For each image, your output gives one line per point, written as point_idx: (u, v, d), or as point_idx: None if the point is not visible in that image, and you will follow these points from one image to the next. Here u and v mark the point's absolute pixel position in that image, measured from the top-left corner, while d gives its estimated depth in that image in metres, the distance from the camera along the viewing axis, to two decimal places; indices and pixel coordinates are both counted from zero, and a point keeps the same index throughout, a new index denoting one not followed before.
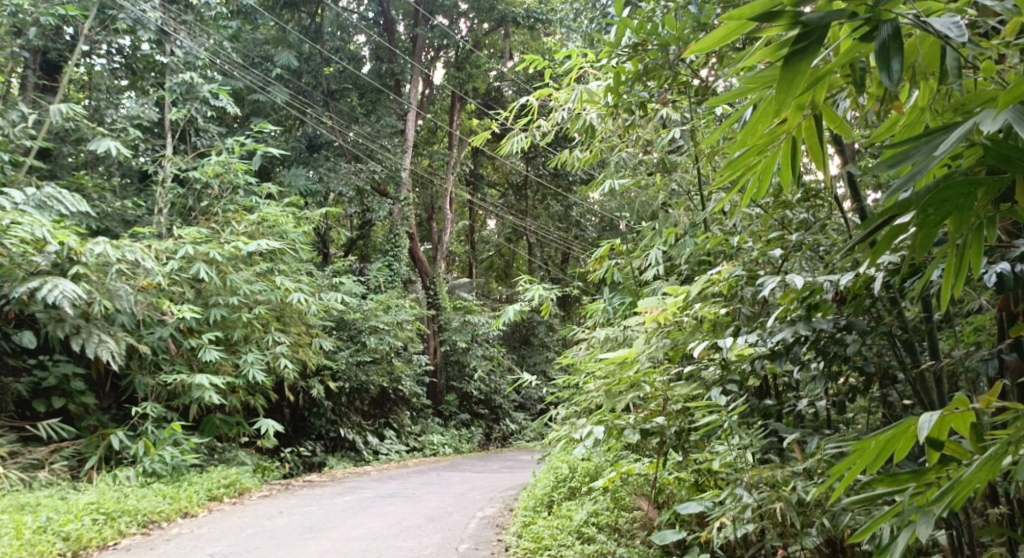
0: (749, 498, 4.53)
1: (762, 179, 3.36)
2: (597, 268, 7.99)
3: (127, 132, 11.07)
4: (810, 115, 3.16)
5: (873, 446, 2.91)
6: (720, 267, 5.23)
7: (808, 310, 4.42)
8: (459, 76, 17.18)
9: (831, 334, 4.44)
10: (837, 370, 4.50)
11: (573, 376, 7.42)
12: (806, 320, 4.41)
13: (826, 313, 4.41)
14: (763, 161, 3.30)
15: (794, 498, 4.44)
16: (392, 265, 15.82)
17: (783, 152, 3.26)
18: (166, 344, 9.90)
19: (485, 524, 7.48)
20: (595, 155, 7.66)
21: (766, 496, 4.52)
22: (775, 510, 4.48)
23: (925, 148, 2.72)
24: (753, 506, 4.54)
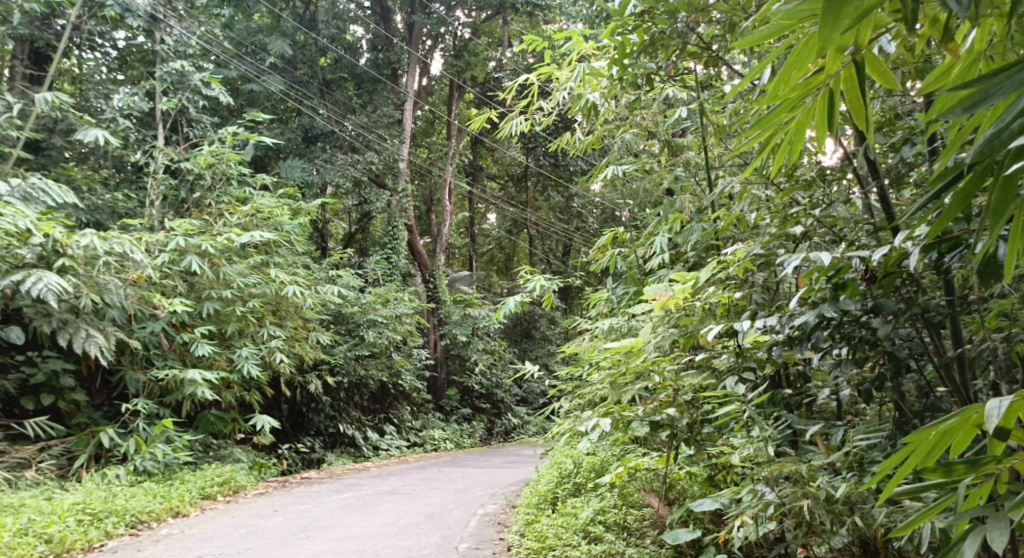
0: (771, 495, 4.31)
1: (795, 141, 3.20)
2: (600, 258, 7.69)
3: (116, 122, 10.78)
4: (851, 61, 3.05)
5: (931, 436, 2.80)
6: (737, 247, 4.95)
7: (835, 290, 4.17)
8: (457, 64, 16.99)
9: (856, 317, 4.21)
10: (864, 355, 4.25)
11: (575, 368, 7.16)
12: (833, 300, 4.14)
13: (853, 294, 4.15)
14: (797, 119, 3.16)
15: (822, 495, 4.23)
16: (391, 258, 15.62)
17: (819, 106, 3.12)
18: (157, 338, 9.65)
19: (486, 522, 7.22)
20: (598, 139, 7.38)
21: (789, 493, 4.28)
22: (801, 506, 4.24)
23: (1007, 85, 2.66)
24: (775, 503, 4.30)
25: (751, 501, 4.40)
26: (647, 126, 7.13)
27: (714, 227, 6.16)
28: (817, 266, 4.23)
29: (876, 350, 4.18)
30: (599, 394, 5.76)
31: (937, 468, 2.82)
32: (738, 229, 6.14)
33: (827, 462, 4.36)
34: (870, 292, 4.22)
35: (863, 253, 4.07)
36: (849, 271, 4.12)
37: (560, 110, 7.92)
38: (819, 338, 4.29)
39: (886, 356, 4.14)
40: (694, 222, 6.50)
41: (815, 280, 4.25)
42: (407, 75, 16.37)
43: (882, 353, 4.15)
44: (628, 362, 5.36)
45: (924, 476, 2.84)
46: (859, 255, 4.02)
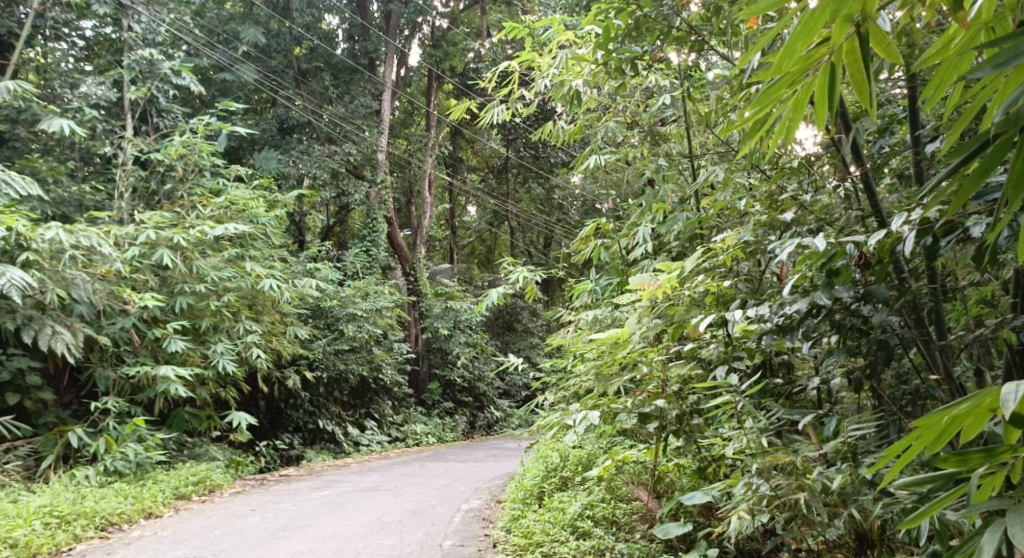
0: (766, 487, 4.09)
1: (792, 121, 3.01)
2: (583, 248, 7.47)
3: (83, 112, 10.46)
4: (855, 32, 2.90)
5: (944, 422, 2.62)
6: (727, 233, 4.78)
7: (828, 276, 4.00)
8: (435, 53, 16.60)
9: (848, 305, 4.04)
10: (856, 344, 4.06)
11: (560, 359, 6.97)
12: (826, 287, 3.98)
13: (847, 280, 3.99)
14: (795, 95, 2.96)
15: (819, 486, 4.06)
16: (370, 251, 15.38)
17: (820, 82, 2.94)
18: (128, 335, 9.38)
19: (470, 518, 7.03)
20: (580, 127, 7.18)
21: (784, 485, 4.09)
22: (796, 499, 4.05)
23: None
24: (770, 495, 4.12)
25: (745, 495, 4.19)
26: (630, 109, 6.93)
27: (700, 213, 5.98)
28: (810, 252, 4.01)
29: (869, 339, 3.97)
30: (585, 385, 5.57)
31: (950, 456, 2.68)
32: (725, 215, 5.96)
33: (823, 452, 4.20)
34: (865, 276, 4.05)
35: (859, 238, 3.87)
36: (842, 258, 3.89)
37: (540, 95, 7.72)
38: (809, 327, 4.10)
39: (878, 344, 3.94)
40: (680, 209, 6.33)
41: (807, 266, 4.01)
42: (384, 65, 16.11)
43: (874, 342, 3.95)
44: (613, 351, 5.19)
45: (936, 464, 2.68)
46: (856, 238, 3.81)
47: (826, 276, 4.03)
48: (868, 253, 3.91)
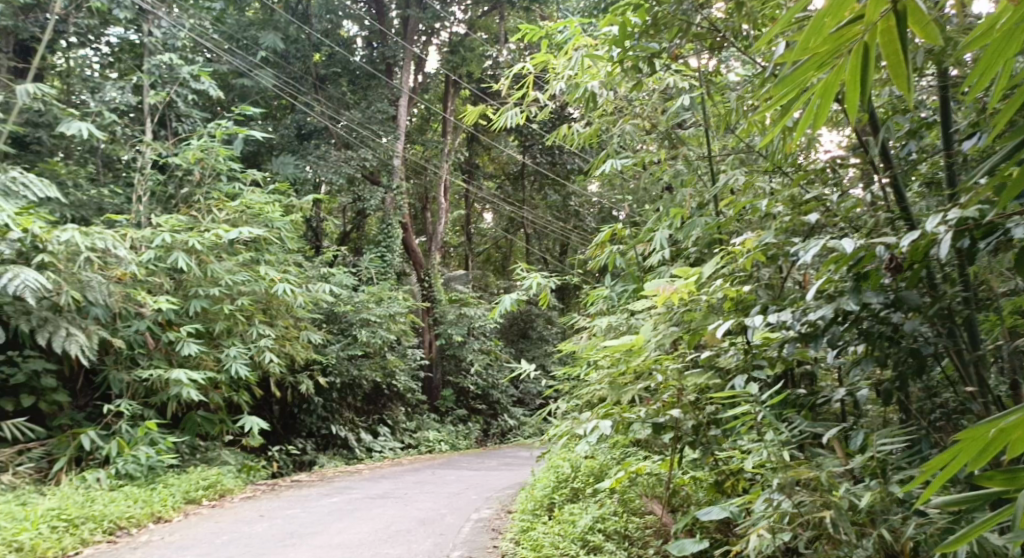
0: (788, 503, 4.04)
1: (822, 104, 3.01)
2: (599, 256, 7.40)
3: (102, 115, 10.41)
4: (891, 10, 2.89)
5: (990, 436, 2.60)
6: (748, 235, 4.70)
7: (857, 280, 3.93)
8: (453, 60, 16.42)
9: (876, 312, 3.97)
10: (885, 353, 4.00)
11: (573, 368, 6.90)
12: (855, 292, 3.90)
13: (876, 285, 3.92)
14: (825, 79, 2.97)
15: (845, 504, 3.97)
16: (385, 257, 15.36)
17: (851, 65, 2.94)
18: (143, 338, 9.38)
19: (479, 528, 6.97)
20: (596, 131, 7.11)
21: (807, 502, 4.04)
22: (820, 517, 4.00)
23: None
24: (793, 513, 4.06)
25: (767, 511, 4.13)
26: (648, 114, 6.87)
27: (718, 220, 5.90)
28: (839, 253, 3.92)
29: (900, 348, 3.93)
30: (598, 394, 5.49)
31: (996, 474, 2.64)
32: (742, 222, 5.89)
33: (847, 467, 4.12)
34: (895, 282, 3.99)
35: (890, 239, 3.78)
36: (874, 258, 3.82)
37: (559, 102, 7.66)
38: (834, 334, 4.05)
39: (909, 353, 3.89)
40: (697, 217, 6.26)
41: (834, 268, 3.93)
42: (402, 70, 16.10)
43: (906, 352, 3.91)
44: (627, 360, 5.12)
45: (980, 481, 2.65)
46: (888, 239, 3.74)
47: (853, 281, 3.97)
48: (899, 257, 3.87)
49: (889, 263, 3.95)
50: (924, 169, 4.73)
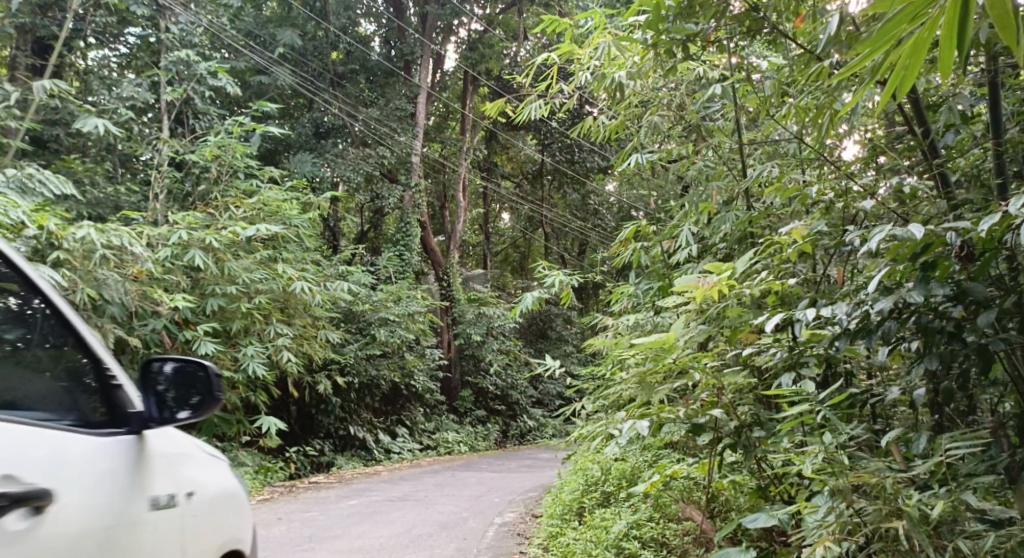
0: (847, 511, 3.75)
1: (913, 60, 2.83)
2: (622, 253, 7.18)
3: (119, 112, 10.22)
4: None
5: None
6: (796, 224, 4.52)
7: (924, 270, 3.79)
8: (472, 56, 16.28)
9: (936, 306, 3.86)
10: (948, 350, 3.84)
11: (598, 368, 6.69)
12: (922, 283, 3.78)
13: (944, 275, 3.77)
14: (916, 34, 2.77)
15: (917, 513, 3.66)
16: (404, 255, 15.25)
17: (946, 23, 2.70)
18: (159, 337, 9.21)
19: (504, 532, 6.78)
20: (621, 123, 6.90)
21: (873, 511, 3.71)
22: (889, 529, 3.66)
23: None
24: (858, 524, 3.73)
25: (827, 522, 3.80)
26: (676, 107, 6.66)
27: (750, 215, 5.69)
28: (903, 241, 3.79)
29: (967, 347, 3.78)
30: (629, 394, 5.27)
31: None
32: (775, 216, 5.68)
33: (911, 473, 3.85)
34: (962, 274, 3.83)
35: (961, 225, 3.66)
36: (944, 245, 3.70)
37: (583, 94, 7.44)
38: (889, 329, 3.95)
39: (977, 350, 3.73)
40: (727, 211, 6.06)
41: (898, 256, 3.82)
42: (420, 67, 15.94)
43: (972, 352, 3.75)
44: (659, 358, 4.88)
45: None
46: (963, 225, 3.59)
47: (920, 271, 3.83)
48: (971, 245, 3.79)
49: (959, 251, 3.87)
50: (961, 163, 4.64)
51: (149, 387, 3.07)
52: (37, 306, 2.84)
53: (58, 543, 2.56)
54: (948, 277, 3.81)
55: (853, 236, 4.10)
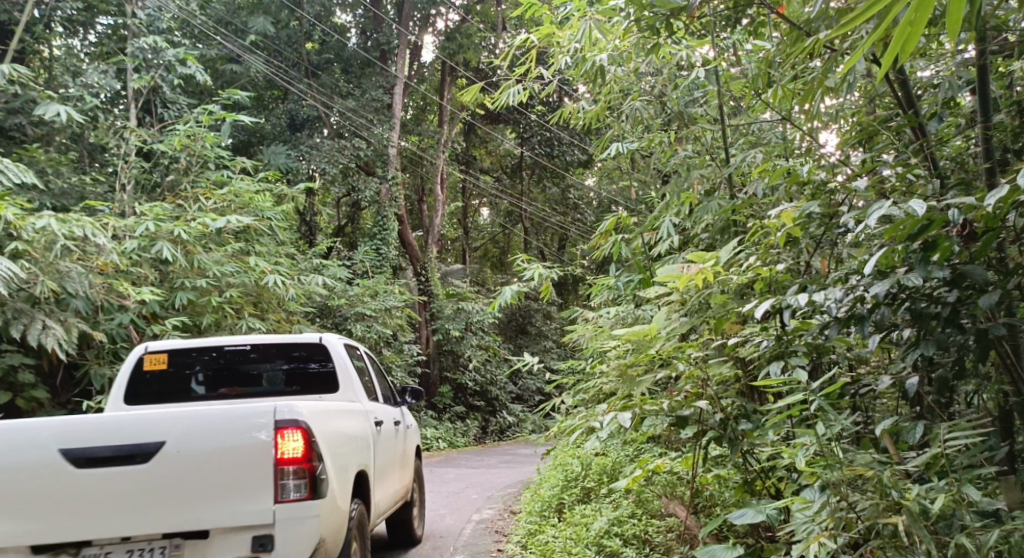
0: (841, 505, 3.60)
1: (919, 23, 2.63)
2: (602, 245, 6.96)
3: (83, 100, 9.92)
4: None
5: None
6: (784, 207, 4.35)
7: (925, 250, 3.64)
8: (449, 47, 15.98)
9: (932, 291, 3.75)
10: (944, 336, 3.71)
11: (578, 361, 6.50)
12: (921, 264, 3.62)
13: (945, 255, 3.62)
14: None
15: (915, 507, 3.51)
16: (380, 249, 15.07)
17: None
18: (126, 331, 8.85)
19: (482, 530, 6.60)
20: (604, 108, 6.68)
21: (869, 506, 3.56)
22: (887, 525, 3.52)
23: None
24: (853, 520, 3.58)
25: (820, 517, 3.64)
26: (657, 91, 6.51)
27: (734, 203, 5.50)
28: (904, 219, 3.64)
29: (965, 332, 3.65)
30: (608, 386, 5.11)
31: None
32: (757, 204, 5.51)
33: (906, 465, 3.71)
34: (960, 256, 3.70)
35: (964, 202, 3.52)
36: (946, 223, 3.56)
37: (562, 80, 7.22)
38: (882, 315, 3.82)
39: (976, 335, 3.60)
40: (709, 201, 5.88)
41: (898, 237, 3.67)
42: (396, 58, 15.68)
43: (972, 336, 3.62)
44: (641, 349, 4.72)
45: None
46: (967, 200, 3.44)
47: (919, 252, 3.67)
48: (974, 224, 3.67)
49: (960, 230, 3.75)
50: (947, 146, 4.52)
51: (394, 396, 6.76)
52: (356, 351, 6.24)
53: (402, 443, 6.34)
54: (948, 258, 3.66)
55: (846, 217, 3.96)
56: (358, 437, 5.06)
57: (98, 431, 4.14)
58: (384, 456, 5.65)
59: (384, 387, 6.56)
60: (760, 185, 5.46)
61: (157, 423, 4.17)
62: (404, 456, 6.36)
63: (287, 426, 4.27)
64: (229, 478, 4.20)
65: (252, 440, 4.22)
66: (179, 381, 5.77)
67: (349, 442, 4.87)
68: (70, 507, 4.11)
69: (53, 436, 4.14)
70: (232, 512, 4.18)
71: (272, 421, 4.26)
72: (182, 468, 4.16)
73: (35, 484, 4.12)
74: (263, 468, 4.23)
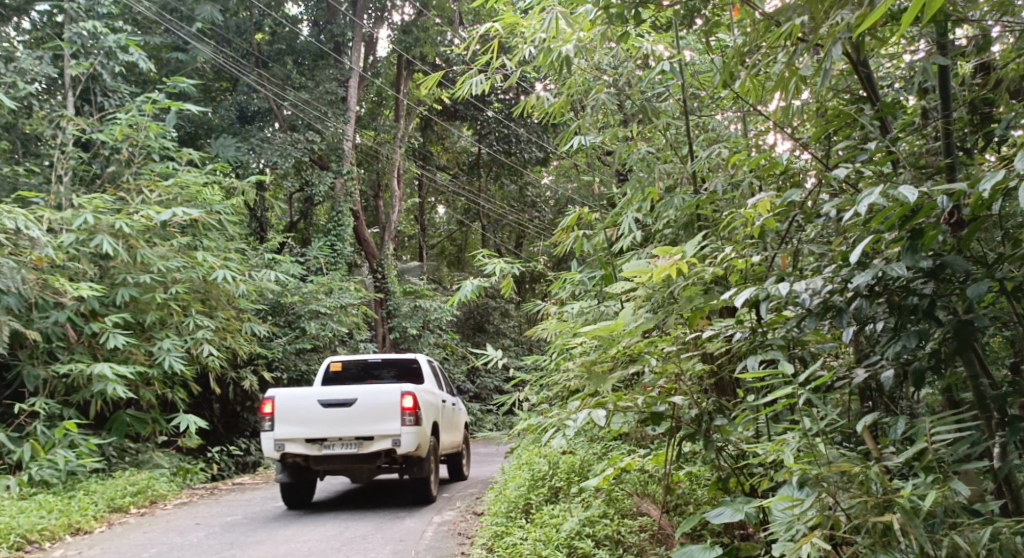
0: (823, 503, 3.38)
1: None
2: (563, 240, 6.67)
3: (17, 87, 9.45)
4: None
5: None
6: (762, 197, 4.15)
7: (911, 238, 3.36)
8: (405, 40, 15.58)
9: (913, 281, 3.51)
10: (925, 330, 3.47)
11: (539, 358, 6.22)
12: (908, 253, 3.34)
13: (932, 244, 3.33)
14: None
15: (907, 505, 3.28)
16: (335, 246, 14.70)
17: None
18: (62, 329, 8.46)
19: (443, 532, 6.33)
20: (567, 101, 6.09)
21: (857, 503, 3.35)
22: (878, 523, 3.30)
23: None
24: (840, 519, 3.36)
25: (803, 516, 3.42)
26: (622, 83, 6.10)
27: (697, 198, 5.17)
28: (891, 205, 3.34)
29: (944, 325, 3.42)
30: (571, 383, 4.84)
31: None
32: (727, 195, 5.27)
33: (893, 462, 3.49)
34: (949, 240, 3.48)
35: (955, 188, 3.24)
36: (934, 211, 3.28)
37: (521, 67, 6.92)
38: (861, 308, 3.58)
39: (957, 328, 3.38)
40: (674, 194, 5.61)
41: (884, 223, 3.38)
42: (350, 50, 15.28)
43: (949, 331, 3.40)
44: (609, 344, 4.47)
45: None
46: (960, 186, 3.18)
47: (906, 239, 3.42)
48: (962, 210, 3.43)
49: (947, 218, 3.50)
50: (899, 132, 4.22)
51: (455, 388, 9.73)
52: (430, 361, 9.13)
53: (456, 419, 9.28)
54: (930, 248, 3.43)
55: (828, 201, 3.68)
56: (436, 409, 8.16)
57: (319, 390, 7.39)
58: (448, 423, 8.69)
59: (447, 385, 9.56)
60: (723, 180, 5.21)
61: (349, 388, 7.35)
62: (457, 430, 9.29)
63: (408, 393, 7.39)
64: (381, 417, 7.32)
65: (389, 399, 7.36)
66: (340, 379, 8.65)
67: (432, 409, 7.94)
68: (308, 425, 7.32)
69: (297, 391, 7.41)
70: (382, 431, 7.30)
71: (399, 389, 7.39)
72: (357, 409, 7.31)
73: (290, 414, 7.34)
74: (394, 412, 7.34)
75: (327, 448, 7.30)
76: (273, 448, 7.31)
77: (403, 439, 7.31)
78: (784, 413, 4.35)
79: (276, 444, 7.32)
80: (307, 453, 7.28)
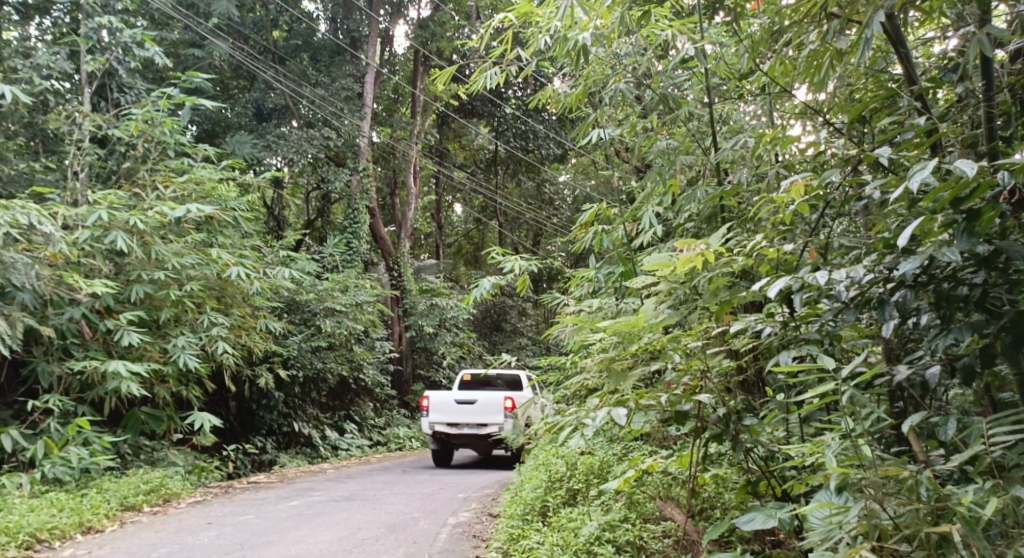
0: (867, 511, 3.24)
1: None
2: (582, 236, 6.53)
3: (32, 82, 9.39)
4: None
5: None
6: (796, 180, 3.97)
7: (968, 220, 3.20)
8: (422, 35, 15.45)
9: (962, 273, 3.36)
10: (979, 322, 3.33)
11: (556, 356, 6.08)
12: (965, 235, 3.19)
13: (989, 226, 3.19)
14: None
15: (960, 513, 3.14)
16: (351, 243, 14.62)
17: None
18: (77, 326, 8.41)
19: (458, 534, 6.22)
20: (585, 92, 5.90)
21: (908, 512, 3.22)
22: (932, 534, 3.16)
23: None
24: (887, 528, 3.23)
25: (846, 524, 3.28)
26: (642, 73, 5.89)
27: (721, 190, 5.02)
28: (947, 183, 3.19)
29: (1000, 315, 3.27)
30: (587, 382, 4.70)
31: None
32: (750, 189, 5.12)
33: (945, 466, 3.35)
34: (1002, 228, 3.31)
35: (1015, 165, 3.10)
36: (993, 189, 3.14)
37: (538, 58, 6.75)
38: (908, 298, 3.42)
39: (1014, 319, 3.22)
40: (694, 188, 5.46)
41: (938, 202, 3.23)
42: (367, 46, 15.17)
43: (1005, 322, 3.24)
44: (629, 341, 4.33)
45: None
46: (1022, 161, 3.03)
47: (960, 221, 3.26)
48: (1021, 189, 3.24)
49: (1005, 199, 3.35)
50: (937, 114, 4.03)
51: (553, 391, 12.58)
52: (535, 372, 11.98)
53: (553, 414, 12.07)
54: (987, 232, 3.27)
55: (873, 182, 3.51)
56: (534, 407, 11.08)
57: (454, 392, 10.62)
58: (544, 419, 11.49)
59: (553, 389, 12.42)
60: (746, 172, 5.07)
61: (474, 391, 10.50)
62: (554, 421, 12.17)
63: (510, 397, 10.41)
64: (493, 411, 10.40)
65: (498, 399, 10.41)
66: (467, 385, 11.32)
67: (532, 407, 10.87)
68: (447, 413, 10.60)
69: (444, 393, 10.72)
70: (491, 421, 10.39)
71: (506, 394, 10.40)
72: (478, 405, 10.47)
73: (437, 405, 10.68)
74: (500, 409, 10.39)
75: (458, 429, 10.55)
76: (427, 427, 10.74)
77: (505, 426, 10.35)
78: (816, 413, 4.20)
79: (429, 424, 10.72)
80: (447, 432, 10.60)
